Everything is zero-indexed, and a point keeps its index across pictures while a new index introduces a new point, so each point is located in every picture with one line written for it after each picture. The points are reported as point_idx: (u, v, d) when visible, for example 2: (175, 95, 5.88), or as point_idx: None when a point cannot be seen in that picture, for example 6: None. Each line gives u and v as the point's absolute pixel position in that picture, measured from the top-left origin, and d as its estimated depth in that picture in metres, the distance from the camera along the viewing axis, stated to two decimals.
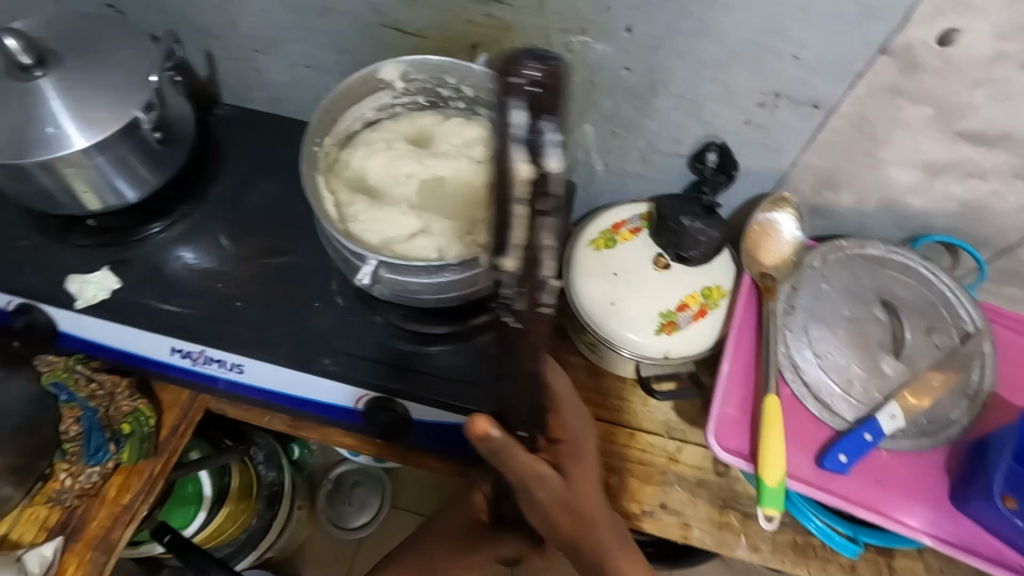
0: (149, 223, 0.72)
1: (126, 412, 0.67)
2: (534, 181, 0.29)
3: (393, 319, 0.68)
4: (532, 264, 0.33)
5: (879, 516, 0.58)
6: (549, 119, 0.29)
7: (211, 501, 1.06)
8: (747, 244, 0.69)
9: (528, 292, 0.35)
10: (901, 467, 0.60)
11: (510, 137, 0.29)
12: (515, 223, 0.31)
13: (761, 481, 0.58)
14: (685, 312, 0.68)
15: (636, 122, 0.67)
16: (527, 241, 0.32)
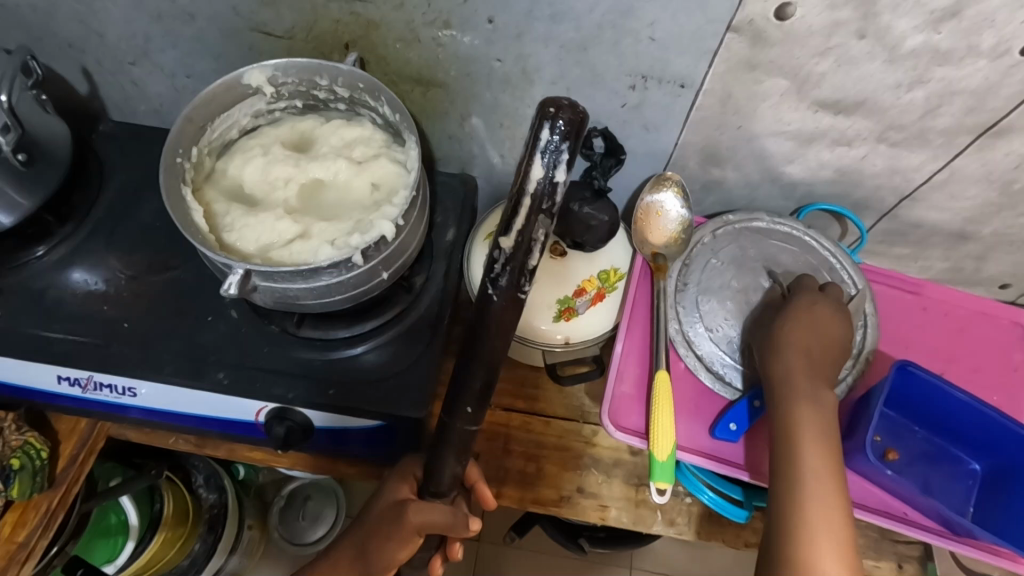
0: (29, 249, 0.70)
1: (14, 447, 0.64)
2: (544, 185, 0.40)
3: (289, 327, 0.67)
4: (525, 250, 0.41)
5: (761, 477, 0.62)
6: (569, 144, 0.40)
7: (143, 531, 1.03)
8: (636, 226, 0.71)
9: (515, 272, 0.42)
10: None
11: (537, 148, 0.40)
12: (519, 216, 0.41)
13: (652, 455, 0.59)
14: (582, 297, 0.68)
15: (519, 112, 0.68)
16: (524, 231, 0.41)
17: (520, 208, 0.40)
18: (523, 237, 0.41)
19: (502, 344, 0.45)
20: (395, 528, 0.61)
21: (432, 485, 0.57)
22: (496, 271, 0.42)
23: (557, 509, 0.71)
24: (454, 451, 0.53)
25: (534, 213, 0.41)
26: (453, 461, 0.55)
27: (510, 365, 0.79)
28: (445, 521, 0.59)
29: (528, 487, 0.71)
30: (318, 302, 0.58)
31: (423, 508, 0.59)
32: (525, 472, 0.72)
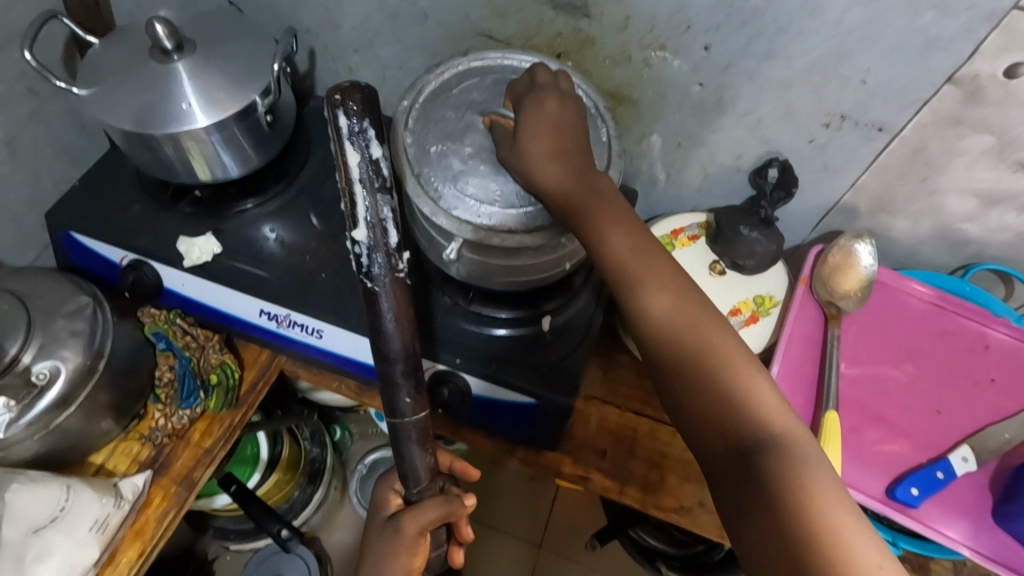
0: (242, 200, 0.79)
1: (215, 364, 0.74)
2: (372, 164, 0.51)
3: (461, 301, 0.72)
4: (380, 230, 0.52)
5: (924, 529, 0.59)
6: (367, 120, 0.50)
7: (260, 469, 1.13)
8: (826, 271, 0.69)
9: (385, 260, 0.53)
10: (964, 490, 0.61)
11: (342, 136, 0.50)
12: (359, 198, 0.51)
13: None
14: (736, 317, 0.72)
15: (701, 135, 0.72)
16: (374, 216, 0.52)
17: (357, 197, 0.51)
18: (371, 220, 0.52)
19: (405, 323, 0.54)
20: (400, 540, 0.65)
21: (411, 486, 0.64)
22: (370, 263, 0.53)
23: (677, 518, 0.73)
24: (417, 441, 0.61)
25: (374, 194, 0.53)
26: (419, 452, 0.62)
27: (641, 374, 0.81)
28: (442, 508, 0.64)
29: (651, 491, 0.74)
30: (506, 281, 0.64)
31: (419, 510, 0.64)
32: (649, 477, 0.74)
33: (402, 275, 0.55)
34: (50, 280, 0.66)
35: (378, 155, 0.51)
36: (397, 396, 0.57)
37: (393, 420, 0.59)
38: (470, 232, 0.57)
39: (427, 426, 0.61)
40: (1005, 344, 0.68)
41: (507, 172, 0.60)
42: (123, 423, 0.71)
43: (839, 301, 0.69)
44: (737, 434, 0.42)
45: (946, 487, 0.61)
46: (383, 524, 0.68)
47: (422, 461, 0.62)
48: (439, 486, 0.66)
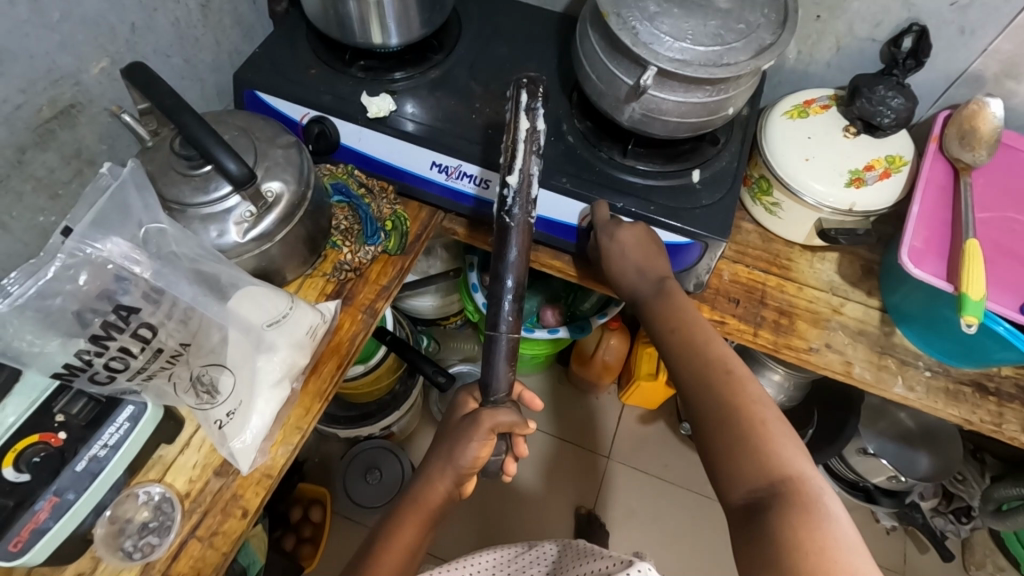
0: (395, 71, 0.85)
1: (388, 213, 0.82)
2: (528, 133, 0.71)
3: (616, 155, 0.79)
4: (525, 179, 0.70)
5: None
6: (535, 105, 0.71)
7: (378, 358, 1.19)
8: (959, 125, 0.75)
9: (520, 205, 0.71)
10: None
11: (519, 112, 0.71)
12: (518, 155, 0.70)
13: (965, 293, 0.64)
14: (871, 171, 0.78)
15: (842, 3, 0.78)
16: (520, 168, 0.70)
17: (516, 152, 0.69)
18: (521, 174, 0.70)
19: (524, 257, 0.73)
20: (475, 431, 0.79)
21: (491, 391, 0.79)
22: (509, 205, 0.71)
23: (807, 357, 0.80)
24: (505, 357, 0.76)
25: (528, 153, 0.71)
26: (503, 366, 0.77)
27: (766, 239, 0.89)
28: (513, 417, 0.80)
29: (782, 334, 0.81)
30: (677, 120, 0.70)
31: (495, 412, 0.79)
32: (779, 322, 0.82)
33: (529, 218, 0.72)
34: (261, 119, 0.73)
35: (538, 127, 0.71)
36: (501, 312, 0.74)
37: (491, 333, 0.75)
38: (666, 61, 0.63)
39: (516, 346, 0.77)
40: None
41: (695, 13, 0.67)
42: (316, 256, 0.78)
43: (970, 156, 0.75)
44: (792, 548, 0.50)
45: None
46: (461, 418, 0.83)
47: (506, 376, 0.78)
48: (509, 398, 0.81)
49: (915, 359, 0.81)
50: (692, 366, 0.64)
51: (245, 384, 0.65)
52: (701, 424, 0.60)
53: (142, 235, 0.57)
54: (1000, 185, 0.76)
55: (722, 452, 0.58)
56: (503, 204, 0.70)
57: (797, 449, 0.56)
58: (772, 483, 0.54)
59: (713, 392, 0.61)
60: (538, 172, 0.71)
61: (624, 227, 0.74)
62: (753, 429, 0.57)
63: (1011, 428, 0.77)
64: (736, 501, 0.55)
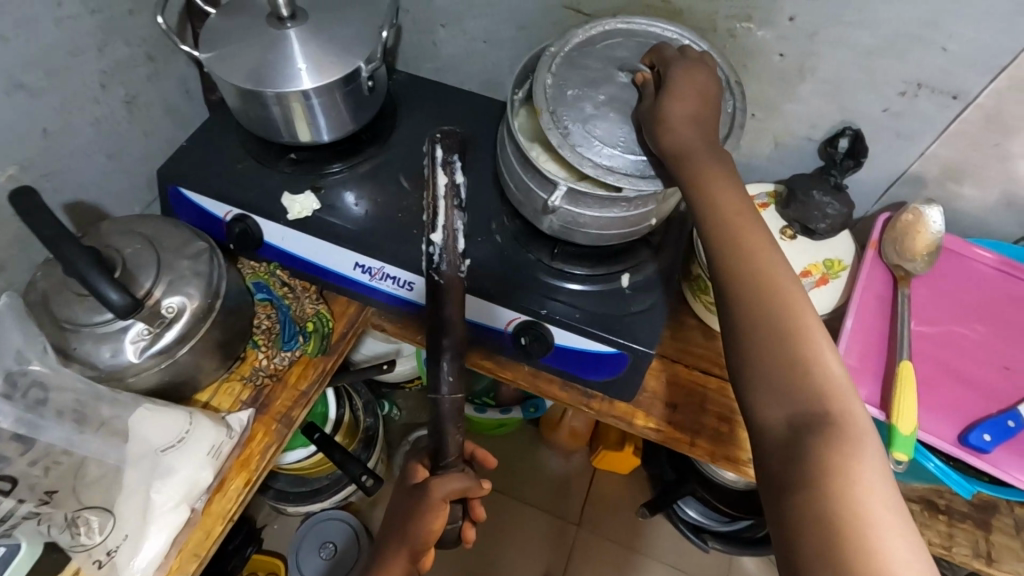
0: (330, 164, 0.84)
1: (310, 313, 0.80)
2: (449, 185, 0.78)
3: (544, 257, 0.77)
4: (448, 236, 0.74)
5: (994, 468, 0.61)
6: (453, 161, 0.81)
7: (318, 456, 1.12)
8: (895, 234, 0.72)
9: (448, 260, 0.73)
10: None
11: (438, 169, 0.79)
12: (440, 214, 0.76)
13: (893, 427, 0.61)
14: (808, 278, 0.75)
15: (776, 104, 0.76)
16: (445, 225, 0.75)
17: (439, 208, 0.76)
18: (446, 230, 0.74)
19: (461, 313, 0.71)
20: (427, 502, 0.74)
21: (440, 457, 0.75)
22: (438, 261, 0.73)
23: (745, 470, 0.77)
24: (452, 421, 0.72)
25: (450, 209, 0.76)
26: (452, 431, 0.73)
27: (709, 336, 0.85)
28: (466, 481, 0.75)
29: (719, 443, 0.77)
30: (598, 232, 0.68)
31: (444, 481, 0.74)
32: (718, 429, 0.78)
33: (460, 275, 0.73)
34: (172, 225, 0.71)
35: (457, 181, 0.79)
36: (440, 372, 0.70)
37: (434, 395, 0.71)
38: (591, 167, 0.61)
39: (460, 407, 0.71)
40: None
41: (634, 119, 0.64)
42: (230, 362, 0.76)
43: (907, 264, 0.72)
44: (836, 493, 0.41)
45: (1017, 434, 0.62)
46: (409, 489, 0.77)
47: (453, 440, 0.73)
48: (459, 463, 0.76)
49: None
50: (736, 256, 0.51)
51: (135, 516, 0.62)
52: (745, 299, 0.49)
53: (10, 375, 0.63)
54: (942, 297, 0.72)
55: (758, 305, 0.49)
56: (431, 261, 0.73)
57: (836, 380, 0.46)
58: (811, 400, 0.45)
59: (766, 306, 0.48)
60: (463, 228, 0.76)
61: (674, 128, 0.58)
62: (793, 317, 0.48)
63: (963, 552, 0.72)
64: (771, 420, 0.46)
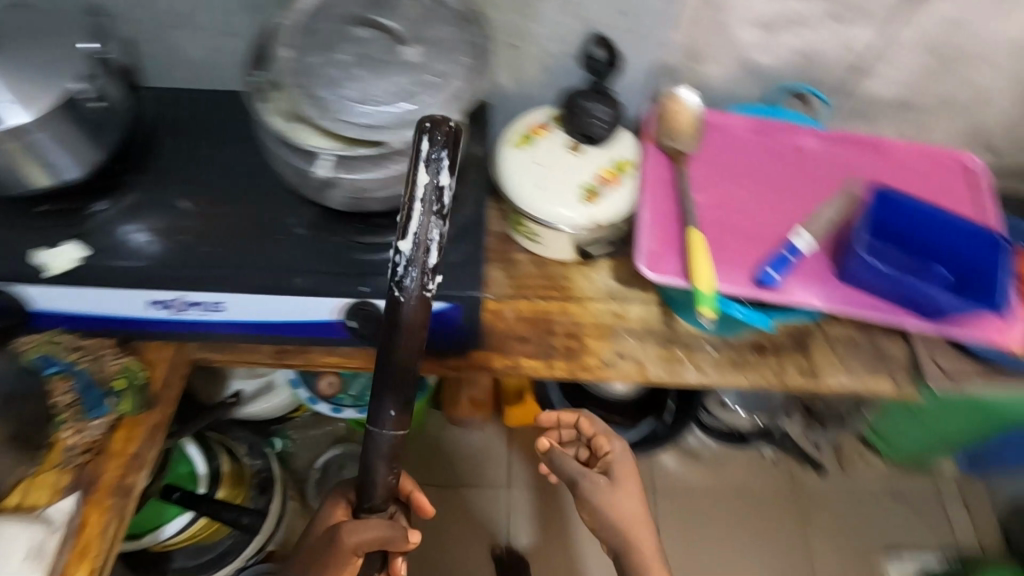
0: (89, 204, 0.75)
1: (116, 370, 0.72)
2: (432, 186, 0.49)
3: (350, 236, 0.75)
4: (420, 246, 0.50)
5: (782, 297, 0.69)
6: (447, 152, 0.49)
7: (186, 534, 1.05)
8: (663, 120, 0.79)
9: (417, 275, 0.50)
10: (808, 261, 0.73)
11: (418, 156, 0.49)
12: (414, 217, 0.50)
13: (697, 288, 0.67)
14: (603, 183, 0.79)
15: (526, 29, 0.78)
16: (418, 235, 0.50)
17: (412, 211, 0.50)
18: (417, 238, 0.50)
19: (417, 342, 0.53)
20: (336, 556, 0.68)
21: (365, 498, 0.65)
22: (401, 275, 0.51)
23: (602, 373, 0.81)
24: (383, 459, 0.60)
25: (428, 214, 0.50)
26: (383, 468, 0.62)
27: (541, 265, 0.88)
28: (380, 533, 0.67)
29: (573, 357, 0.81)
30: (386, 196, 0.67)
31: (358, 527, 0.67)
32: (569, 346, 0.82)
33: (428, 294, 0.52)
34: None
35: (446, 182, 0.49)
36: (382, 407, 0.56)
37: (372, 430, 0.57)
38: (349, 130, 0.61)
39: (401, 442, 0.60)
40: (812, 146, 0.82)
41: (382, 68, 0.63)
42: (31, 453, 0.65)
43: (680, 143, 0.79)
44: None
45: (795, 263, 0.72)
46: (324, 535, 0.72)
47: (384, 480, 0.63)
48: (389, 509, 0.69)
49: (700, 342, 0.84)
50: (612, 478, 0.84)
51: None
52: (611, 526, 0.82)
53: None
54: (714, 163, 0.80)
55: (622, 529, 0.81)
56: (392, 275, 0.50)
57: (631, 470, 0.86)
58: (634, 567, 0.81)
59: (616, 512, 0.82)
60: (445, 239, 0.51)
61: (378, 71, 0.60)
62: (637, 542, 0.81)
63: (793, 376, 0.82)
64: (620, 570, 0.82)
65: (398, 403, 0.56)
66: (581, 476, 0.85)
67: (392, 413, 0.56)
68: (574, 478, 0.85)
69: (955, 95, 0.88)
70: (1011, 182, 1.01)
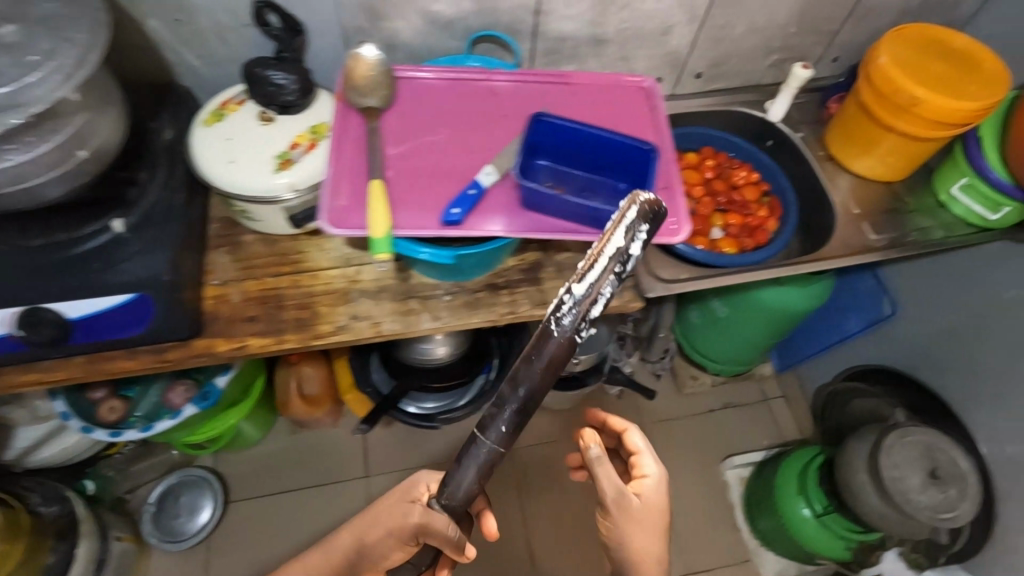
0: None
1: None
2: (647, 211, 0.58)
3: (13, 241, 0.69)
4: (558, 308, 0.57)
5: (466, 232, 0.72)
6: (646, 232, 0.57)
7: None
8: (347, 79, 0.79)
9: (576, 317, 0.57)
10: (495, 195, 0.76)
11: (621, 220, 0.58)
12: (592, 272, 0.57)
13: (370, 236, 0.68)
14: (297, 148, 0.78)
15: (185, 3, 0.75)
16: (589, 281, 0.57)
17: (598, 261, 0.57)
18: (591, 287, 0.57)
19: (551, 372, 0.58)
20: (400, 499, 0.77)
21: (445, 492, 0.68)
22: (563, 312, 0.57)
23: (336, 338, 0.81)
24: (473, 463, 0.64)
25: (606, 273, 0.57)
26: (469, 471, 0.64)
27: (271, 243, 0.87)
28: (445, 522, 0.69)
29: (305, 328, 0.81)
30: (24, 190, 0.65)
31: (429, 513, 0.71)
32: (300, 317, 0.82)
33: (576, 339, 0.58)
34: None
35: (635, 251, 0.57)
36: (494, 422, 0.61)
37: (479, 431, 0.62)
38: None
39: (495, 462, 0.64)
40: (505, 88, 0.86)
41: None
42: None
43: (370, 101, 0.80)
44: None
45: (481, 199, 0.74)
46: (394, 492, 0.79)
47: (466, 477, 0.65)
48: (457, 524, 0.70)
49: (435, 290, 0.86)
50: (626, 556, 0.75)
51: None
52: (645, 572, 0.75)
53: None
54: (410, 116, 0.82)
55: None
56: (556, 306, 0.57)
57: (657, 525, 0.75)
58: None
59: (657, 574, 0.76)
60: (611, 294, 0.58)
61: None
62: None
63: (526, 308, 0.86)
64: None
65: (535, 388, 0.59)
66: (613, 501, 0.73)
67: (495, 446, 0.62)
68: (605, 499, 0.74)
69: (640, 26, 0.94)
70: (720, 101, 1.12)
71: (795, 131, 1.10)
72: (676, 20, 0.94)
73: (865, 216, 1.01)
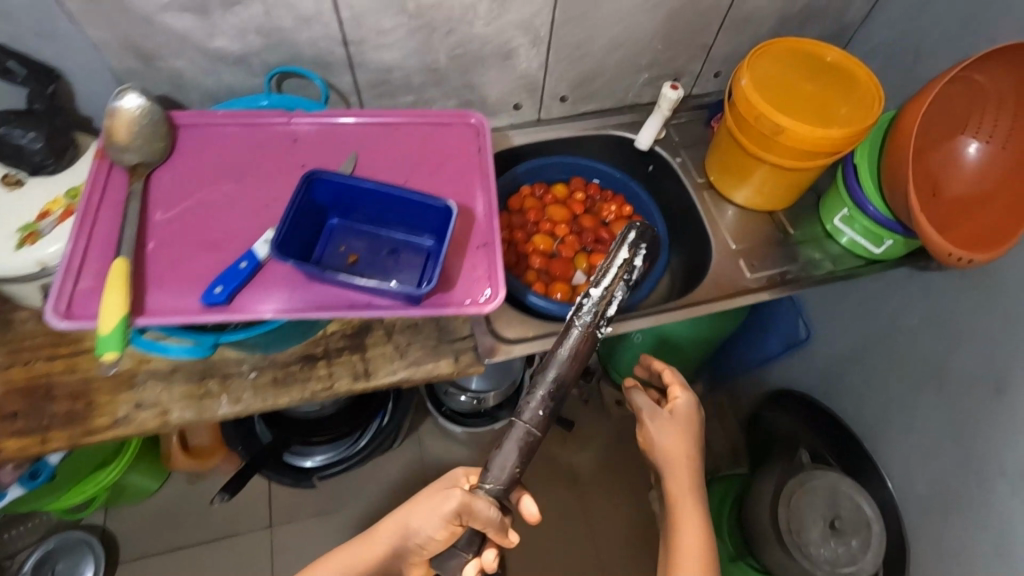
0: None
1: None
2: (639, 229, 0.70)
3: None
4: (610, 280, 0.67)
5: (229, 315, 0.61)
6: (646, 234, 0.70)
7: None
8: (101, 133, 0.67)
9: (597, 314, 0.66)
10: (276, 266, 0.65)
11: (630, 227, 0.70)
12: (611, 271, 0.67)
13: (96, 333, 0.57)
14: (47, 219, 0.67)
15: None
16: (599, 290, 0.66)
17: (612, 263, 0.67)
18: (603, 291, 0.66)
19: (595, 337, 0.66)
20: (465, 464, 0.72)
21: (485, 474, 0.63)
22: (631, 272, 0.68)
23: (112, 433, 0.70)
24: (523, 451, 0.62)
25: (615, 278, 0.67)
26: (511, 446, 0.62)
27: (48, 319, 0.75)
28: (492, 511, 0.62)
29: (76, 422, 0.70)
30: None
31: (473, 498, 0.62)
32: (73, 408, 0.71)
33: (595, 334, 0.66)
34: None
35: (636, 261, 0.68)
36: (529, 403, 0.63)
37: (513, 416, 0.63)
38: None
39: (531, 445, 0.63)
40: (307, 132, 0.75)
41: None
42: None
43: (136, 158, 0.68)
44: None
45: (256, 273, 0.64)
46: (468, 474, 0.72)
47: (501, 467, 0.62)
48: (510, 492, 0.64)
49: (240, 366, 0.75)
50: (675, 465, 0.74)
51: None
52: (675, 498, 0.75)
53: None
54: (193, 171, 0.71)
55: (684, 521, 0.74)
56: (574, 306, 0.66)
57: (686, 433, 0.75)
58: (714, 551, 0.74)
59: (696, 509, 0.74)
60: (625, 298, 0.67)
61: None
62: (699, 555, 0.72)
63: (345, 382, 0.76)
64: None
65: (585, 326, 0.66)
66: (647, 416, 0.76)
67: (536, 414, 0.63)
68: (640, 413, 0.76)
69: (475, 51, 0.83)
70: (593, 125, 1.01)
71: (674, 157, 1.00)
72: (518, 42, 0.83)
73: (742, 252, 0.92)
